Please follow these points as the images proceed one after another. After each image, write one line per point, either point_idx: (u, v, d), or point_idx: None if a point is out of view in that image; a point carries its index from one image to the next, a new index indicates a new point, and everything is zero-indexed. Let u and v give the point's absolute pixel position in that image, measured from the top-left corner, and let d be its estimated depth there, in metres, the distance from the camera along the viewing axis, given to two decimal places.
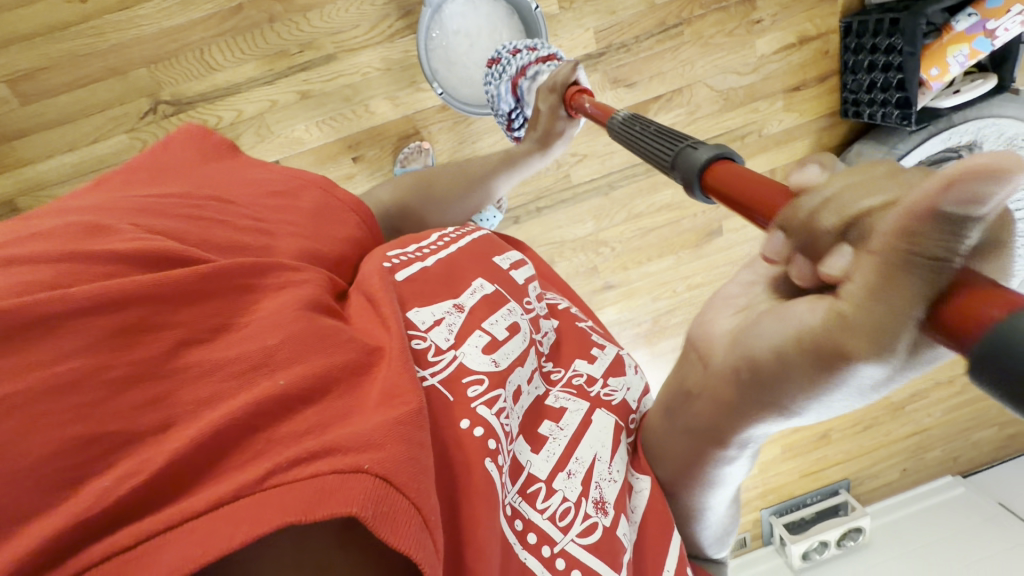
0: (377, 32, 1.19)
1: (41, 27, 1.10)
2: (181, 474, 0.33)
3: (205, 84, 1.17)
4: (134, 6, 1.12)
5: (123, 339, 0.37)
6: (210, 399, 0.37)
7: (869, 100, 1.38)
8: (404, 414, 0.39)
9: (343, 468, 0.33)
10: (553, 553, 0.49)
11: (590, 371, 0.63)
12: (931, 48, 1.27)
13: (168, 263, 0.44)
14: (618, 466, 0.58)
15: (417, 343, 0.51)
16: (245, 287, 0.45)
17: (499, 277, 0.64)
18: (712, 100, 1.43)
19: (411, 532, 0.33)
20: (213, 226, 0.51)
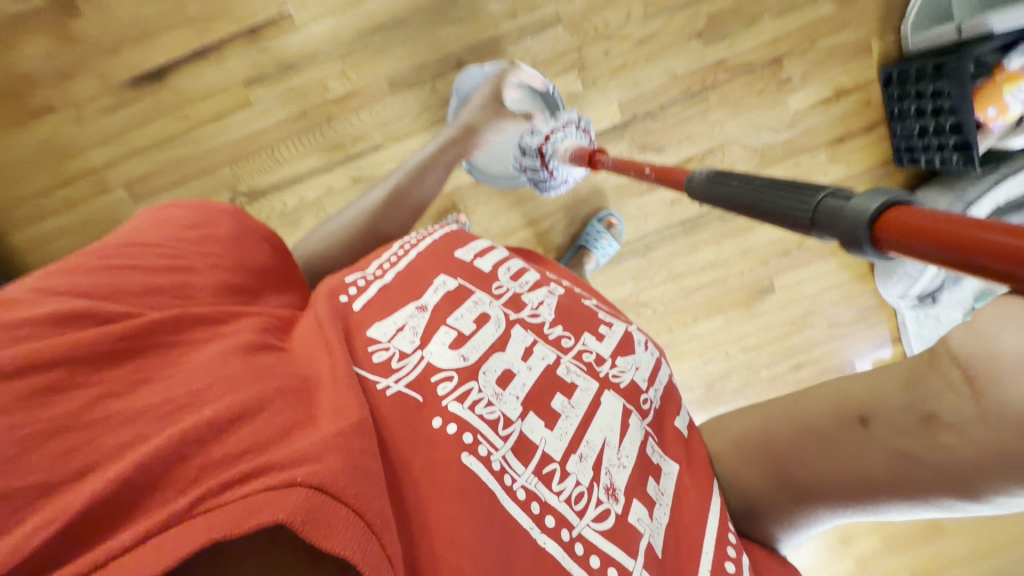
0: (418, 121, 1.33)
1: (147, 142, 1.32)
2: (103, 512, 0.40)
3: (275, 176, 1.36)
4: (220, 118, 1.31)
5: (39, 400, 0.44)
6: (133, 440, 0.44)
7: (923, 146, 1.31)
8: (343, 429, 0.49)
9: (277, 482, 0.41)
10: (572, 536, 0.58)
11: (599, 350, 0.77)
12: (982, 91, 1.19)
13: (82, 317, 0.51)
14: (627, 452, 0.68)
15: (380, 354, 0.63)
16: (169, 338, 0.53)
17: (465, 271, 0.78)
18: (748, 159, 1.41)
19: (346, 529, 0.41)
20: (138, 271, 0.59)
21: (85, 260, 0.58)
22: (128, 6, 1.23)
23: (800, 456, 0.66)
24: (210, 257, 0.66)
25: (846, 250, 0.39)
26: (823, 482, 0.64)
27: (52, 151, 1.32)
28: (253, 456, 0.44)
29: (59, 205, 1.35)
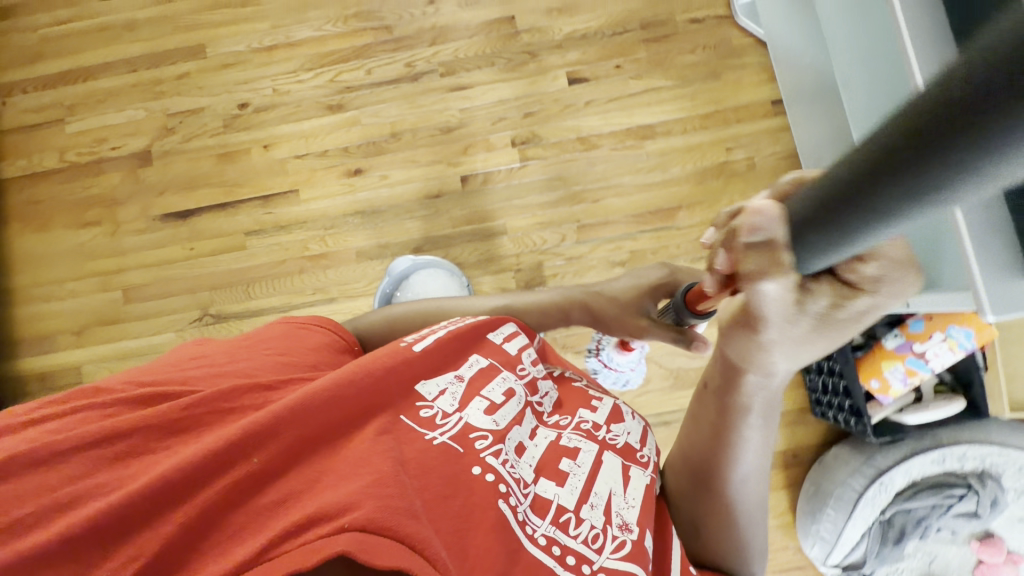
0: (371, 286, 1.55)
1: (156, 259, 1.60)
2: (177, 544, 0.47)
3: (241, 306, 1.57)
4: (216, 253, 1.59)
5: (120, 464, 0.51)
6: (192, 484, 0.50)
7: (826, 401, 1.33)
8: (372, 480, 0.53)
9: (327, 531, 0.47)
10: (593, 569, 0.61)
11: (594, 418, 0.79)
12: (864, 361, 1.24)
13: (153, 398, 0.57)
14: (630, 496, 0.71)
15: (426, 411, 0.66)
16: (222, 406, 0.58)
17: (495, 354, 0.79)
18: (662, 378, 1.48)
19: (392, 551, 0.47)
20: (212, 361, 0.66)
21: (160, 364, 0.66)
22: (185, 165, 1.62)
23: (690, 444, 0.75)
24: (270, 348, 0.72)
25: (693, 322, 0.84)
26: (700, 449, 0.73)
27: (82, 251, 1.62)
28: (288, 507, 0.50)
29: (67, 293, 1.61)
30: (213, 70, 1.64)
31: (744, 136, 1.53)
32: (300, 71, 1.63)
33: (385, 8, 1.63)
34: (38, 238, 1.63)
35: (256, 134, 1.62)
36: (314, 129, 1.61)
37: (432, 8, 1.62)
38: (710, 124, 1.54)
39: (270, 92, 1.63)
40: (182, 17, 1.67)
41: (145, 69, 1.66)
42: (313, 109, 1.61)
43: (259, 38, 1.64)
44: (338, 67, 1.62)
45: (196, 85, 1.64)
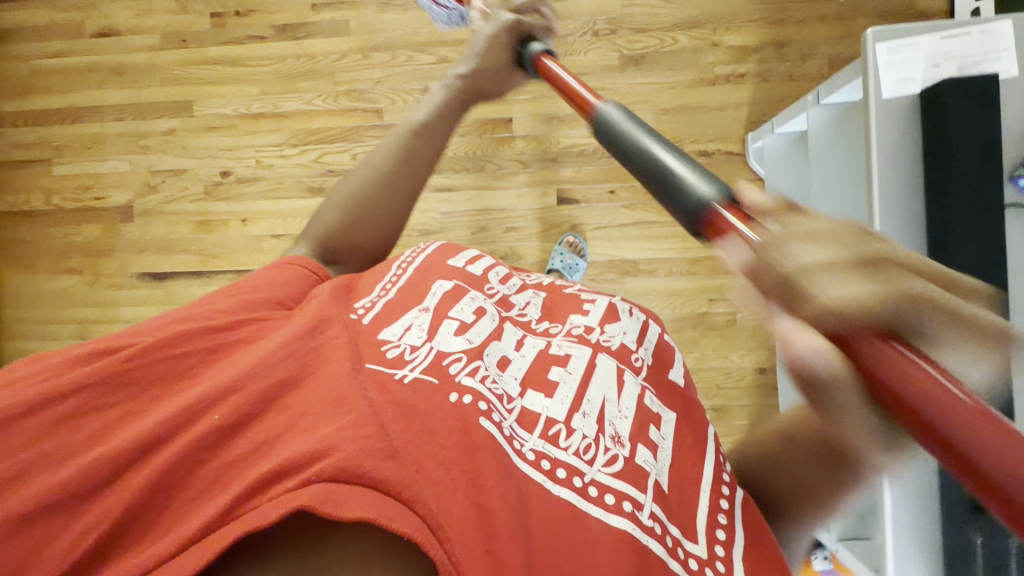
0: None
1: (133, 316, 1.63)
2: (135, 507, 0.44)
3: None
4: None
5: (67, 427, 0.50)
6: (136, 442, 0.48)
7: None
8: (344, 423, 0.49)
9: (292, 484, 0.42)
10: (586, 482, 0.56)
11: (587, 323, 0.77)
12: None
13: (99, 356, 0.56)
14: (626, 404, 0.66)
15: (393, 350, 0.63)
16: (170, 352, 0.57)
17: (458, 274, 0.82)
18: None
19: (361, 499, 0.42)
20: (182, 313, 0.66)
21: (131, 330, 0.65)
22: (164, 227, 1.62)
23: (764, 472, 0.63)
24: (237, 292, 0.72)
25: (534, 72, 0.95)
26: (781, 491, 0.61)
27: (65, 296, 1.66)
28: (265, 453, 0.47)
29: (50, 337, 1.66)
30: (199, 131, 1.59)
31: (731, 289, 1.45)
32: (285, 146, 1.57)
33: (378, 90, 1.54)
34: (25, 278, 1.67)
35: (236, 207, 1.59)
36: (293, 209, 1.57)
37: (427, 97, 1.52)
38: (698, 271, 1.46)
39: (253, 163, 1.58)
40: (171, 68, 1.60)
41: (131, 119, 1.62)
42: (294, 189, 1.57)
43: (246, 104, 1.58)
44: (323, 146, 1.56)
45: (180, 144, 1.60)
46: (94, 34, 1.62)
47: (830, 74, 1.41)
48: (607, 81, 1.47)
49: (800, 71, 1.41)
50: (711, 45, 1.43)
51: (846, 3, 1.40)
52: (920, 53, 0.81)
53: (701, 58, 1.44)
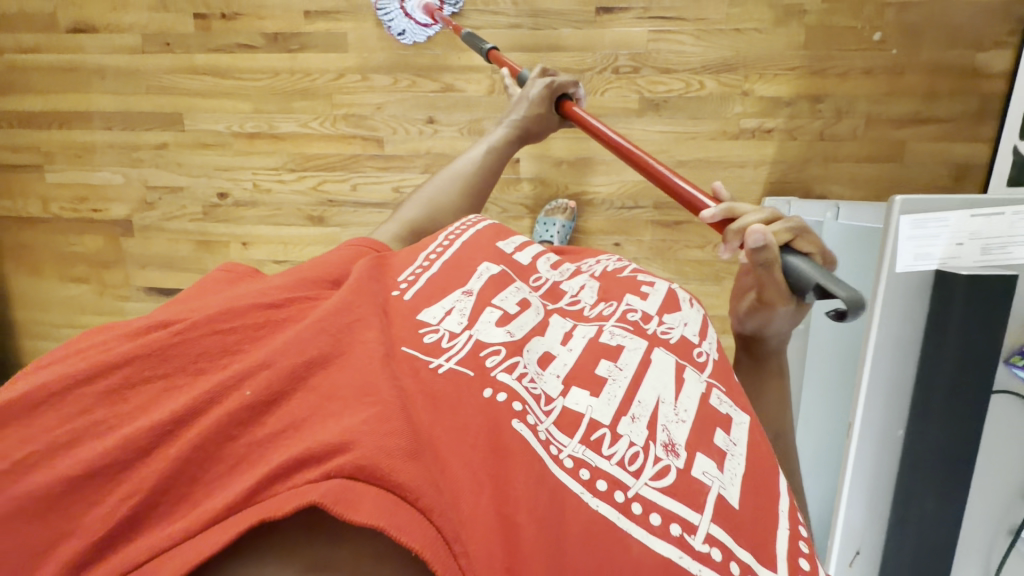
0: None
1: None
2: (172, 484, 0.40)
3: None
4: None
5: (115, 398, 0.45)
6: (173, 418, 0.42)
7: None
8: (367, 416, 0.43)
9: (313, 476, 0.39)
10: (629, 497, 0.48)
11: (645, 308, 0.69)
12: None
13: (150, 327, 0.50)
14: (684, 407, 0.59)
15: (430, 335, 0.56)
16: (223, 326, 0.50)
17: (505, 260, 0.72)
18: None
19: (374, 504, 0.38)
20: (231, 291, 0.58)
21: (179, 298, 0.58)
22: (165, 245, 1.61)
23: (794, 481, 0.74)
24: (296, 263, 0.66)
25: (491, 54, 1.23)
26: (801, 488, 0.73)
27: (74, 303, 1.70)
28: (294, 434, 0.43)
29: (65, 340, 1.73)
30: (192, 148, 1.52)
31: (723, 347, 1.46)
32: (282, 170, 1.51)
33: (378, 117, 1.44)
34: (34, 282, 1.70)
35: (236, 230, 1.57)
36: (292, 237, 1.55)
37: (430, 128, 1.43)
38: None
39: (250, 187, 1.53)
40: (157, 75, 1.49)
41: (121, 128, 1.54)
42: (293, 216, 1.53)
43: (240, 121, 1.49)
44: (322, 174, 1.50)
45: (173, 160, 1.54)
46: (70, 28, 1.49)
47: (865, 135, 1.30)
48: (624, 126, 1.37)
49: (832, 130, 1.31)
50: (740, 93, 1.31)
51: (898, 55, 1.26)
52: (944, 230, 0.77)
53: (727, 108, 1.33)
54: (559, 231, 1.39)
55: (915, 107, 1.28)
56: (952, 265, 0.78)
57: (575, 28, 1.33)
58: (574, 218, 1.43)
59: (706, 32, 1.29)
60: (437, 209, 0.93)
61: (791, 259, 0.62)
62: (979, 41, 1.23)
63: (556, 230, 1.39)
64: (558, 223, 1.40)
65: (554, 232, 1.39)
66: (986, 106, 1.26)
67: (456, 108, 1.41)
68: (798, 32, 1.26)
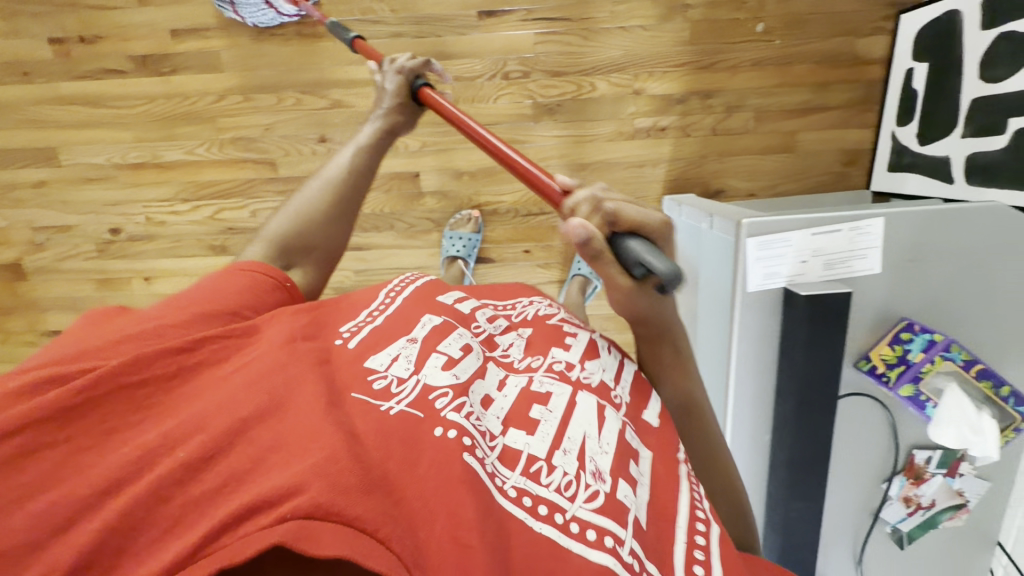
0: None
1: None
2: (93, 558, 0.35)
3: None
4: None
5: (9, 470, 0.38)
6: (106, 486, 0.38)
7: None
8: (320, 458, 0.39)
9: (267, 521, 0.35)
10: (566, 518, 0.45)
11: (568, 357, 0.60)
12: None
13: (39, 386, 0.44)
14: (608, 440, 0.52)
15: (378, 381, 0.50)
16: (127, 379, 0.45)
17: (446, 310, 0.64)
18: None
19: (336, 535, 0.35)
20: (124, 334, 0.53)
21: (83, 339, 0.52)
22: (64, 287, 1.52)
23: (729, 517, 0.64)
24: (192, 307, 0.59)
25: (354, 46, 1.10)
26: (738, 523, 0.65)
27: None
28: (234, 492, 0.38)
29: None
30: (75, 183, 1.43)
31: (641, 343, 1.49)
32: (175, 201, 1.44)
33: (268, 138, 1.37)
34: None
35: (136, 265, 1.50)
36: (197, 268, 1.49)
37: (324, 147, 1.37)
38: (611, 328, 1.48)
39: (144, 221, 1.46)
40: (22, 108, 1.38)
41: None
42: (195, 247, 1.47)
43: (121, 152, 1.40)
44: (217, 202, 1.43)
45: (56, 198, 1.45)
46: None
47: (757, 128, 1.31)
48: (522, 132, 1.34)
49: (726, 125, 1.31)
50: (633, 92, 1.30)
51: (783, 46, 1.26)
52: (789, 250, 0.79)
53: (621, 108, 1.31)
54: (465, 243, 1.38)
55: (804, 96, 1.29)
56: (799, 282, 0.80)
57: (460, 34, 1.28)
58: (482, 228, 1.42)
59: (593, 32, 1.26)
60: (307, 216, 0.81)
61: (625, 243, 0.56)
62: (859, 28, 1.24)
63: (462, 242, 1.38)
64: (464, 235, 1.39)
65: (460, 245, 1.38)
66: (870, 92, 1.28)
67: (348, 125, 1.36)
68: (684, 27, 1.25)
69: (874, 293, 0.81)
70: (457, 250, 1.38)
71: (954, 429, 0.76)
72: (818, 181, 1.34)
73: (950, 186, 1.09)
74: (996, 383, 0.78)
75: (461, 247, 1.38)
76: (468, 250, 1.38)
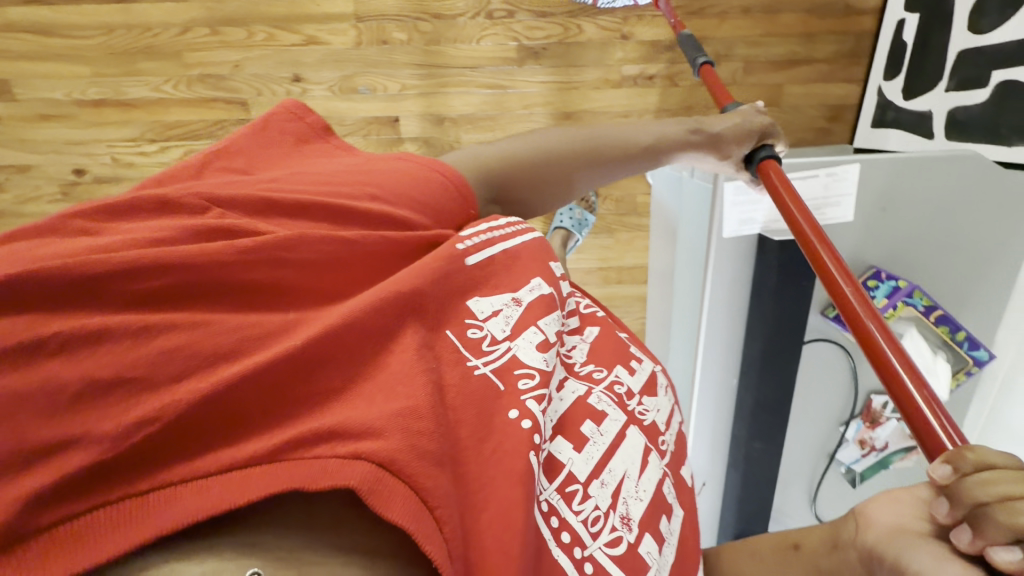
0: None
1: None
2: (189, 417, 0.31)
3: None
4: None
5: (141, 307, 0.33)
6: (232, 352, 0.34)
7: None
8: (410, 404, 0.36)
9: (344, 451, 0.32)
10: (584, 555, 0.47)
11: (630, 383, 0.61)
12: None
13: (197, 218, 0.38)
14: (644, 486, 0.55)
15: (473, 330, 0.48)
16: (281, 257, 0.39)
17: (556, 283, 0.60)
18: None
19: (404, 503, 0.32)
20: (301, 189, 0.46)
21: (248, 186, 0.44)
22: (25, 231, 1.46)
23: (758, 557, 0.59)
24: (368, 187, 0.50)
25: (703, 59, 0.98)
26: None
27: None
28: (325, 405, 0.35)
29: None
30: (31, 121, 1.35)
31: (620, 298, 1.50)
32: (142, 141, 1.37)
33: (239, 76, 1.31)
34: None
35: None
36: None
37: (299, 88, 1.31)
38: (590, 283, 1.48)
39: (109, 161, 1.39)
40: None
41: None
42: None
43: (81, 88, 1.32)
44: (186, 143, 1.37)
45: (14, 136, 1.37)
46: None
47: (744, 80, 1.29)
48: (506, 77, 1.29)
49: None
50: (620, 38, 1.26)
51: None
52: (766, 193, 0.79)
53: (608, 54, 1.27)
54: None
55: (793, 47, 1.26)
56: (777, 228, 0.81)
57: None
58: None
59: None
60: (565, 158, 0.67)
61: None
62: None
63: None
64: None
65: None
66: (859, 45, 1.25)
67: (323, 64, 1.29)
68: None
69: (845, 239, 0.84)
70: None
71: None
72: (802, 135, 1.33)
73: (929, 143, 1.11)
74: (952, 329, 0.82)
75: None
76: None
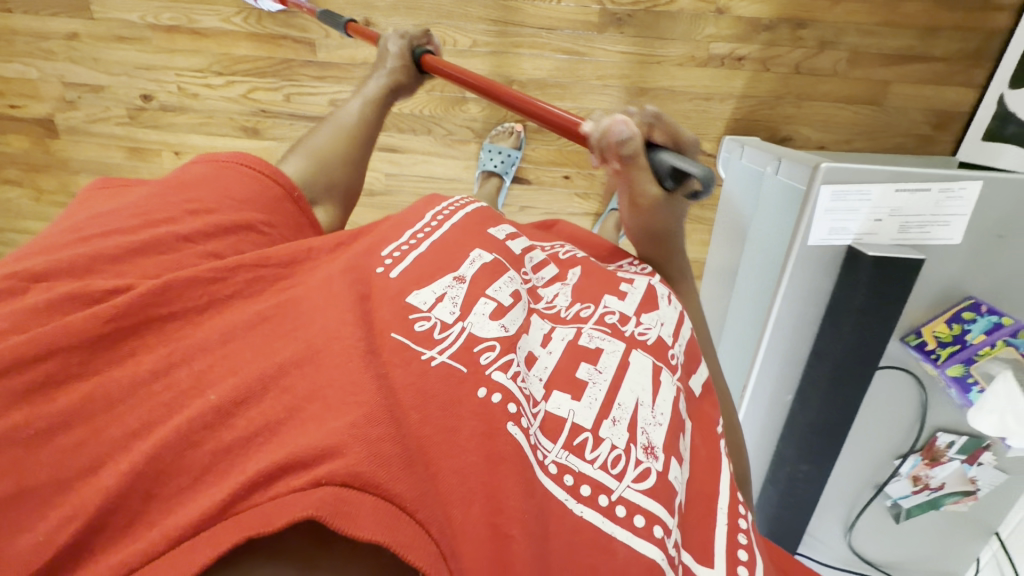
0: None
1: None
2: (130, 490, 0.34)
3: None
4: None
5: (45, 395, 0.37)
6: (142, 429, 0.37)
7: None
8: (357, 418, 0.37)
9: (301, 483, 0.33)
10: (611, 501, 0.43)
11: (623, 309, 0.59)
12: None
13: (83, 308, 0.42)
14: (661, 409, 0.51)
15: (420, 324, 0.47)
16: (164, 314, 0.43)
17: (496, 245, 0.59)
18: None
19: (374, 514, 0.33)
20: (174, 239, 0.52)
21: (134, 253, 0.49)
22: (94, 149, 1.49)
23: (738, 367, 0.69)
24: (193, 201, 0.57)
25: None
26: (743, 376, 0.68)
27: (9, 207, 1.59)
28: (268, 439, 0.36)
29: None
30: (106, 41, 1.37)
31: None
32: (209, 73, 1.37)
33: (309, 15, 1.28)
34: None
35: (167, 137, 1.45)
36: (226, 148, 1.44)
37: (368, 33, 1.27)
38: None
39: (176, 90, 1.40)
40: None
41: (25, 15, 1.37)
42: (226, 126, 1.41)
43: (155, 12, 1.32)
44: (251, 79, 1.36)
45: (89, 55, 1.39)
46: None
47: (846, 73, 1.17)
48: (585, 43, 1.21)
49: (812, 63, 1.17)
50: (714, 11, 1.15)
51: None
52: (865, 204, 0.73)
53: (697, 29, 1.17)
54: (502, 154, 1.31)
55: (910, 42, 1.14)
56: (868, 241, 0.75)
57: None
58: (523, 144, 1.33)
59: None
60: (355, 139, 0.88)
61: (657, 157, 0.74)
62: None
63: (497, 154, 1.32)
64: (504, 150, 1.31)
65: (495, 158, 1.31)
66: (985, 46, 1.12)
67: (395, 10, 1.24)
68: None
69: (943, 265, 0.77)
70: (491, 164, 1.31)
71: (996, 416, 0.75)
72: (900, 142, 1.21)
73: None
74: None
75: (496, 160, 1.32)
76: (506, 163, 1.31)
